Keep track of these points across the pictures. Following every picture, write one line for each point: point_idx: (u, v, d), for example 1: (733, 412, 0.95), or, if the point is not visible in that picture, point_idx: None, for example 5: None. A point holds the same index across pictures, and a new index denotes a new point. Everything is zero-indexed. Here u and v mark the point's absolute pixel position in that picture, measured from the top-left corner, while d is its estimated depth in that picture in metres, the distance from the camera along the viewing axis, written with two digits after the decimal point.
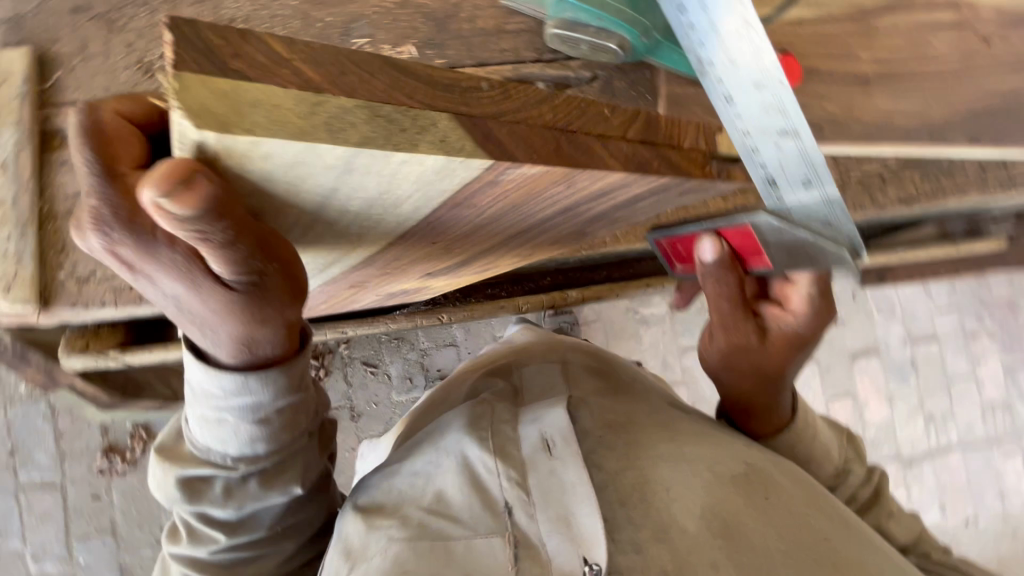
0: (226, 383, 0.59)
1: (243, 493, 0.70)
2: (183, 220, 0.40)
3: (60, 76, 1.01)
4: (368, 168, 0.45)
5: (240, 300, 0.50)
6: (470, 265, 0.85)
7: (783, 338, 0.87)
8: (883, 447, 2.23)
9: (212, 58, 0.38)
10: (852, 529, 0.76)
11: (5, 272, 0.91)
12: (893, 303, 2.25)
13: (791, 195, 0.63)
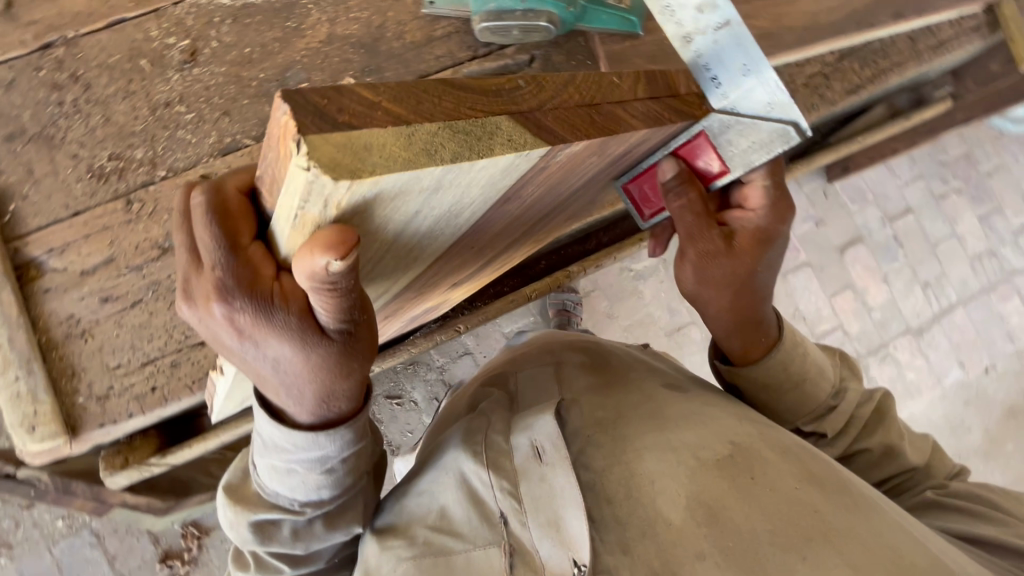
0: (297, 438, 0.59)
1: (310, 532, 0.72)
2: (334, 273, 0.43)
3: (15, 207, 0.99)
4: (451, 183, 0.44)
5: (338, 354, 0.51)
6: (491, 263, 0.85)
7: (754, 239, 0.79)
8: (893, 325, 2.32)
9: (322, 116, 0.37)
10: (848, 493, 0.71)
11: (27, 413, 0.91)
12: (862, 189, 2.33)
13: (735, 90, 0.61)
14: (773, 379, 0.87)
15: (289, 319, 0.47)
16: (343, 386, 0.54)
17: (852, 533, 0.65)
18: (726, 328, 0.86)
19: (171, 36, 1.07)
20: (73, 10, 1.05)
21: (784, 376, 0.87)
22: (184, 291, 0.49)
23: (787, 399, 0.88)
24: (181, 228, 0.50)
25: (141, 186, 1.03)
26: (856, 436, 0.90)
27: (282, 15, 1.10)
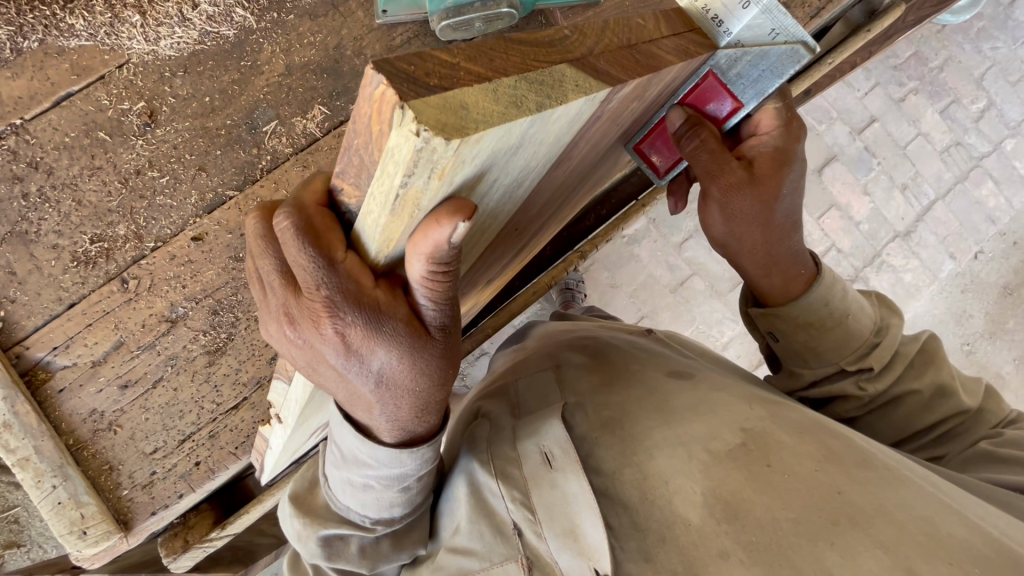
0: (379, 456, 0.54)
1: (377, 549, 0.69)
2: (448, 257, 0.37)
3: (5, 313, 0.94)
4: (528, 143, 0.36)
5: (444, 359, 0.45)
6: (512, 253, 0.76)
7: (773, 162, 0.74)
8: (881, 233, 2.39)
9: (415, 83, 0.30)
10: (871, 467, 0.69)
11: (73, 519, 0.88)
12: (826, 108, 2.36)
13: (736, 22, 0.51)
14: (814, 317, 0.83)
15: (396, 326, 0.41)
16: (441, 393, 0.48)
17: (881, 511, 0.63)
18: (762, 266, 0.83)
19: (123, 100, 1.01)
20: (10, 94, 0.97)
21: (820, 312, 0.83)
22: (286, 316, 0.42)
23: (829, 334, 0.84)
24: (263, 247, 0.42)
25: (132, 263, 0.98)
26: (899, 375, 0.85)
27: (233, 56, 1.05)
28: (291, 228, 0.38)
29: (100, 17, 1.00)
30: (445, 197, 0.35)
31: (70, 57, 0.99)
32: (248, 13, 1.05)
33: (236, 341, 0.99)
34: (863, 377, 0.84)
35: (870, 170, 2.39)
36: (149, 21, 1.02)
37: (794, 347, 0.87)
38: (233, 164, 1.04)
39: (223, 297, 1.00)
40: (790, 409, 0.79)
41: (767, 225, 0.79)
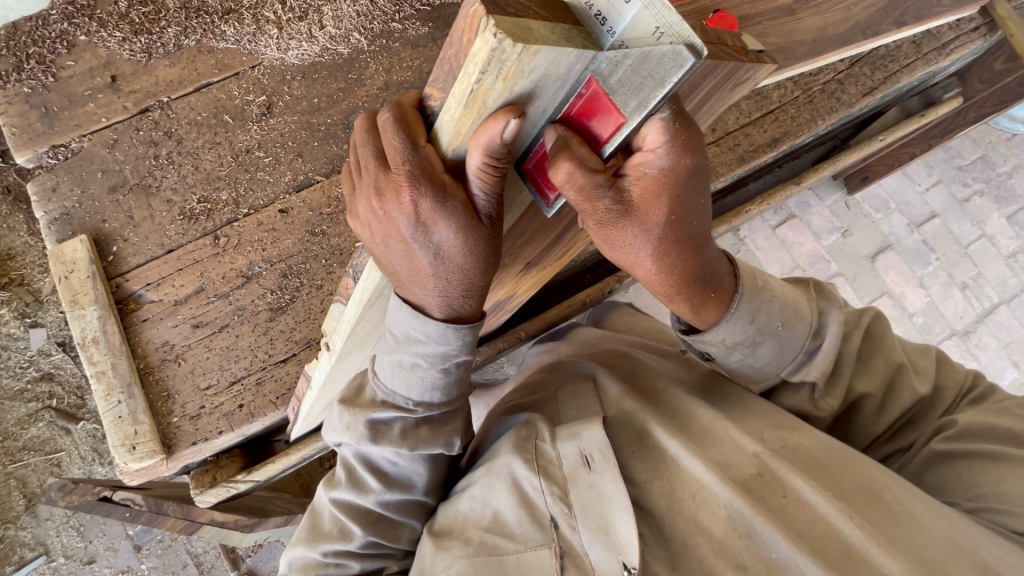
0: (430, 329, 0.65)
1: (416, 436, 0.74)
2: (497, 149, 0.52)
3: (117, 248, 1.10)
4: (564, 76, 0.50)
5: (486, 239, 0.60)
6: (559, 242, 0.87)
7: (659, 190, 0.63)
8: (937, 328, 2.31)
9: (500, 8, 0.45)
10: (890, 500, 0.66)
11: (128, 433, 0.98)
12: (884, 196, 2.38)
13: (620, 17, 0.49)
14: (741, 336, 0.78)
15: (455, 207, 0.56)
16: (483, 276, 0.63)
17: (890, 537, 0.62)
18: (669, 297, 0.75)
19: (249, 93, 1.21)
20: (165, 78, 1.20)
21: (748, 330, 0.78)
22: (375, 190, 0.57)
23: (761, 351, 0.80)
24: (365, 137, 0.58)
25: (226, 223, 1.14)
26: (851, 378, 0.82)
27: (343, 69, 1.24)
28: (391, 121, 0.55)
29: (247, 27, 1.22)
30: (501, 100, 0.50)
31: (217, 56, 1.22)
32: (362, 38, 1.25)
33: (297, 303, 1.11)
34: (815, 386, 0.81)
35: (927, 263, 2.35)
36: (284, 34, 1.23)
37: (750, 364, 0.82)
38: (326, 154, 1.20)
39: (294, 263, 1.13)
40: (810, 436, 0.76)
41: (661, 260, 0.69)
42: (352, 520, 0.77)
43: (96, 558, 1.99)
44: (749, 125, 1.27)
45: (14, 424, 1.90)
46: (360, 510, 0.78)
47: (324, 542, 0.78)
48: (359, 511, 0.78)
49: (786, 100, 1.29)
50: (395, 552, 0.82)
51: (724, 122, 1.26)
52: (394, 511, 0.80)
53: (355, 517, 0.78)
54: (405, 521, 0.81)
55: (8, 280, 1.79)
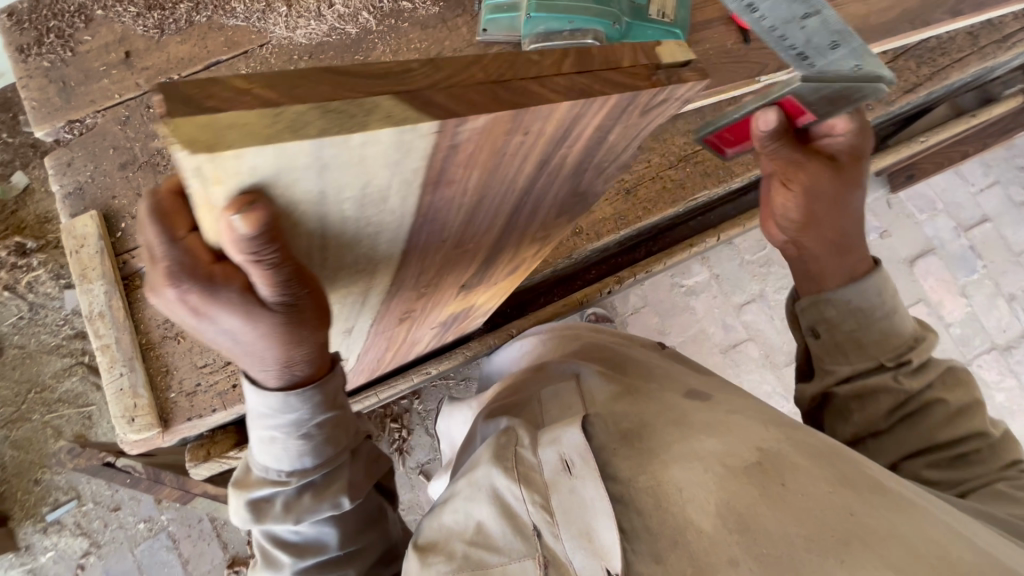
0: (268, 402, 0.57)
1: (297, 505, 0.64)
2: (249, 240, 0.38)
3: (125, 224, 1.14)
4: (339, 162, 0.37)
5: (285, 324, 0.49)
6: (495, 270, 0.77)
7: (850, 159, 0.84)
8: (975, 341, 2.16)
9: (190, 104, 0.33)
10: (883, 496, 0.62)
11: (127, 406, 1.02)
12: (931, 197, 2.21)
13: (823, 58, 0.70)
14: (861, 303, 0.86)
15: (228, 297, 0.45)
16: (299, 350, 0.53)
17: (886, 532, 0.57)
18: (821, 266, 0.89)
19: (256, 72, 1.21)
20: (176, 55, 1.20)
21: (872, 303, 0.86)
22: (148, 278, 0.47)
23: (872, 326, 0.86)
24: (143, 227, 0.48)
25: None
26: (933, 382, 0.84)
27: (350, 50, 1.22)
28: (146, 208, 0.44)
29: (256, 4, 1.21)
30: (225, 196, 0.36)
31: (226, 33, 1.21)
32: (371, 17, 1.22)
33: None
34: (901, 371, 0.85)
35: (972, 271, 2.19)
36: (293, 12, 1.21)
37: (837, 342, 0.88)
38: None
39: None
40: (809, 435, 0.71)
41: (835, 231, 0.87)
42: None
43: (121, 506, 2.04)
44: None
45: (50, 377, 2.02)
46: None
47: None
48: None
49: None
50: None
51: None
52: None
53: None
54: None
55: (46, 243, 1.90)
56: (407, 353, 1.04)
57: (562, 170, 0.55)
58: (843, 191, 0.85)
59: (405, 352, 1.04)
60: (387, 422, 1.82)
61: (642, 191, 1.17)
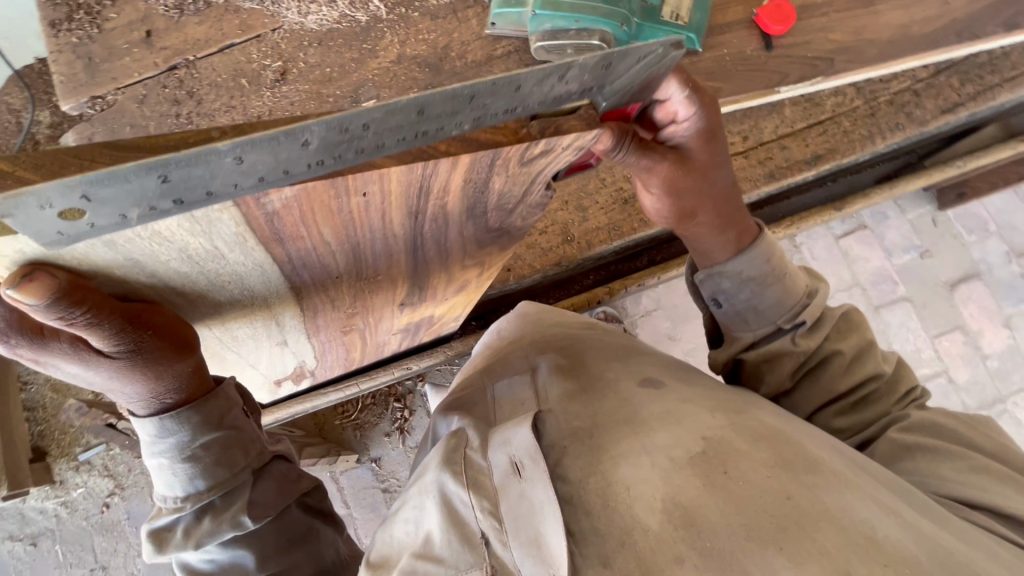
0: (143, 428, 0.61)
1: (195, 530, 0.61)
2: (42, 308, 0.42)
3: None
4: (125, 236, 0.41)
5: (128, 362, 0.54)
6: (427, 288, 0.83)
7: (705, 139, 0.66)
8: (1015, 376, 2.01)
9: None
10: (824, 470, 0.50)
11: None
12: (983, 217, 2.04)
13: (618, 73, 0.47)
14: (755, 272, 0.73)
15: (62, 344, 0.50)
16: (155, 381, 0.58)
17: (830, 515, 0.45)
18: (712, 252, 0.75)
19: (267, 58, 1.18)
20: (193, 37, 1.17)
21: (763, 272, 0.73)
22: None
23: (770, 293, 0.73)
24: None
25: None
26: (828, 334, 0.73)
27: (358, 38, 1.19)
28: None
29: None
30: (6, 272, 0.40)
31: (241, 16, 1.18)
32: (382, 6, 1.21)
33: None
34: (799, 331, 0.73)
35: (1019, 300, 2.03)
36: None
37: (738, 311, 0.75)
38: None
39: None
40: (758, 412, 0.58)
41: (718, 210, 0.72)
42: None
43: None
44: (794, 131, 1.17)
45: None
46: None
47: None
48: None
49: (840, 111, 1.17)
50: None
51: (758, 131, 1.17)
52: None
53: None
54: None
55: None
56: (368, 356, 1.11)
57: (447, 215, 0.61)
58: (703, 171, 0.68)
59: (370, 355, 1.11)
60: (387, 402, 1.72)
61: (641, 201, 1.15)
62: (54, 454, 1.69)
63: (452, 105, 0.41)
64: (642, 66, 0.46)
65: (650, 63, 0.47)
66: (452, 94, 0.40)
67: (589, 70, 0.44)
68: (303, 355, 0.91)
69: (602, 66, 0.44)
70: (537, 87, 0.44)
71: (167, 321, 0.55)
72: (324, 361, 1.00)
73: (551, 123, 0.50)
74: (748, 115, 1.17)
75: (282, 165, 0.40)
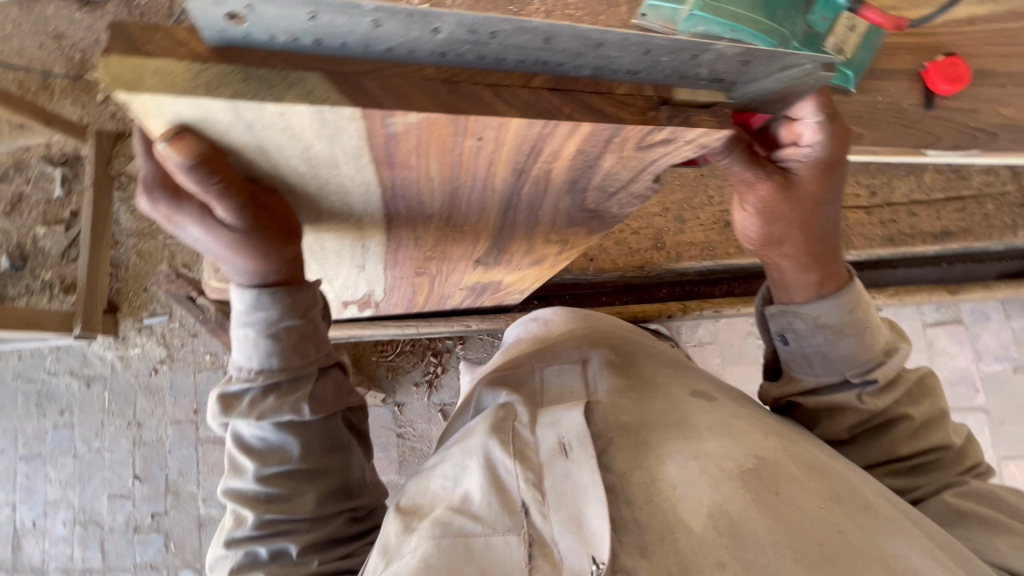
0: (246, 307, 0.53)
1: (261, 404, 0.55)
2: (186, 165, 0.39)
3: None
4: (261, 120, 0.37)
5: (246, 237, 0.47)
6: (512, 254, 0.79)
7: (823, 169, 0.53)
8: None
9: (127, 43, 0.35)
10: (879, 515, 0.44)
11: None
12: None
13: (762, 75, 0.43)
14: (838, 321, 0.61)
15: (193, 209, 0.45)
16: (267, 260, 0.51)
17: (877, 557, 0.40)
18: (791, 288, 0.63)
19: None
20: None
21: (842, 322, 0.61)
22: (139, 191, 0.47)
23: (844, 346, 0.61)
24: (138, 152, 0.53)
25: None
26: (900, 397, 0.62)
27: None
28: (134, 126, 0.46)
29: None
30: (160, 126, 0.38)
31: None
32: None
33: None
34: (867, 390, 0.62)
35: None
36: None
37: (804, 355, 0.63)
38: None
39: None
40: (815, 445, 0.51)
41: (814, 248, 0.60)
42: (241, 504, 0.56)
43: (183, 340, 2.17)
44: (928, 196, 1.10)
45: None
46: (246, 494, 0.56)
47: (217, 543, 0.57)
48: (247, 498, 0.56)
49: (987, 192, 1.10)
50: (308, 534, 0.57)
51: (890, 190, 1.10)
52: (281, 488, 0.56)
53: (245, 502, 0.56)
54: (301, 491, 0.57)
55: None
56: (431, 303, 1.15)
57: (550, 181, 0.52)
58: (811, 203, 0.56)
59: (435, 302, 1.14)
60: (425, 355, 1.76)
61: None
62: (123, 311, 1.86)
63: (577, 45, 0.37)
64: (786, 79, 0.43)
65: (793, 76, 0.43)
66: (582, 33, 0.36)
67: (725, 60, 0.40)
68: (374, 283, 0.91)
69: (738, 62, 0.40)
70: (688, 62, 0.40)
71: (280, 208, 0.49)
72: (394, 298, 1.05)
73: (680, 113, 0.44)
74: (882, 171, 1.11)
75: (408, 43, 0.37)
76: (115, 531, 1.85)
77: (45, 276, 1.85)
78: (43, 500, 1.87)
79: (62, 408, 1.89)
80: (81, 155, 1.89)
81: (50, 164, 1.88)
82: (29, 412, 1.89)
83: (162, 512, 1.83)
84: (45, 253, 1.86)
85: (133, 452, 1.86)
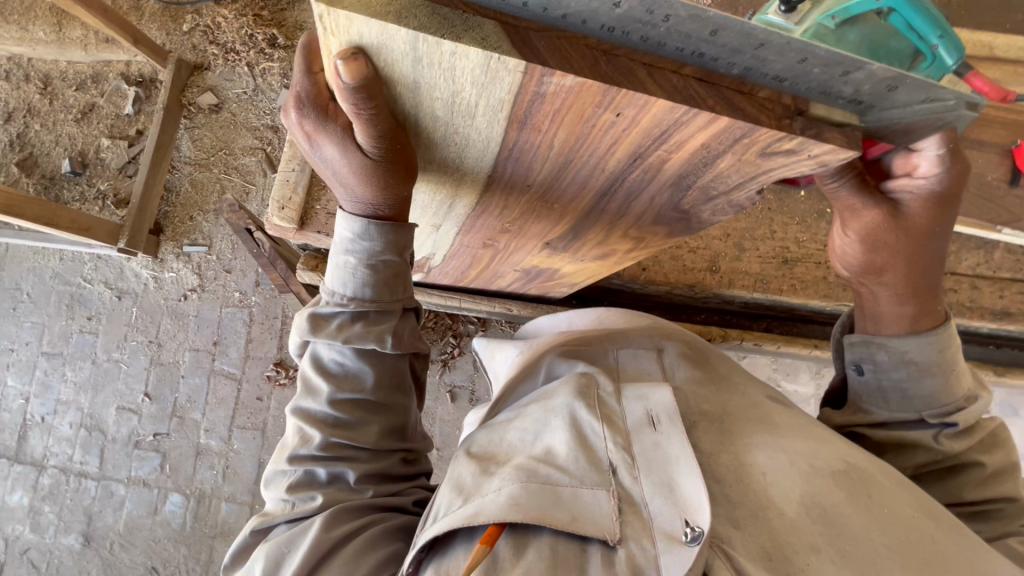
0: (350, 230, 0.57)
1: (348, 329, 0.58)
2: (350, 88, 0.42)
3: None
4: (432, 60, 0.40)
5: (374, 165, 0.51)
6: (583, 243, 0.81)
7: (935, 204, 0.53)
8: None
9: None
10: (965, 532, 0.47)
11: None
12: None
13: (899, 103, 0.44)
14: (925, 360, 0.63)
15: (335, 129, 0.49)
16: (382, 191, 0.54)
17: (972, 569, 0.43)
18: (883, 319, 0.66)
19: None
20: None
21: (928, 361, 0.63)
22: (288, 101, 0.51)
23: (926, 386, 0.63)
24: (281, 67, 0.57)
25: None
26: (976, 443, 0.63)
27: None
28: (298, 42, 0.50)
29: None
30: (339, 45, 0.40)
31: None
32: None
33: None
34: (945, 431, 0.63)
35: None
36: None
37: (881, 388, 0.66)
38: None
39: None
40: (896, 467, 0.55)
41: (916, 284, 0.62)
42: (310, 423, 0.58)
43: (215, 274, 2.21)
44: (994, 271, 1.10)
45: None
46: (316, 415, 0.58)
47: (279, 458, 0.59)
48: (316, 418, 0.58)
49: None
50: (366, 463, 0.59)
51: (956, 258, 1.10)
52: (349, 415, 0.59)
53: (314, 422, 0.58)
54: (365, 422, 0.60)
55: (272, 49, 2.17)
56: (480, 280, 1.16)
57: (659, 172, 0.55)
58: (918, 237, 0.57)
59: (483, 280, 1.16)
60: (445, 334, 1.77)
61: (797, 268, 1.12)
62: (166, 235, 1.92)
63: (739, 41, 0.39)
64: (924, 110, 0.44)
65: (931, 110, 0.44)
66: (749, 32, 0.38)
67: (870, 83, 0.41)
68: (439, 247, 0.94)
69: (883, 87, 0.41)
70: (840, 78, 0.42)
71: (410, 146, 0.51)
72: (450, 267, 1.07)
73: (815, 126, 0.45)
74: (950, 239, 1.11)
75: (584, 13, 0.40)
76: (116, 442, 1.88)
77: (101, 187, 1.91)
78: (55, 398, 1.92)
79: (90, 315, 1.94)
80: (157, 78, 1.95)
81: (126, 82, 1.94)
82: (58, 312, 1.96)
83: (165, 433, 1.85)
84: (104, 164, 1.92)
85: (149, 370, 1.89)
